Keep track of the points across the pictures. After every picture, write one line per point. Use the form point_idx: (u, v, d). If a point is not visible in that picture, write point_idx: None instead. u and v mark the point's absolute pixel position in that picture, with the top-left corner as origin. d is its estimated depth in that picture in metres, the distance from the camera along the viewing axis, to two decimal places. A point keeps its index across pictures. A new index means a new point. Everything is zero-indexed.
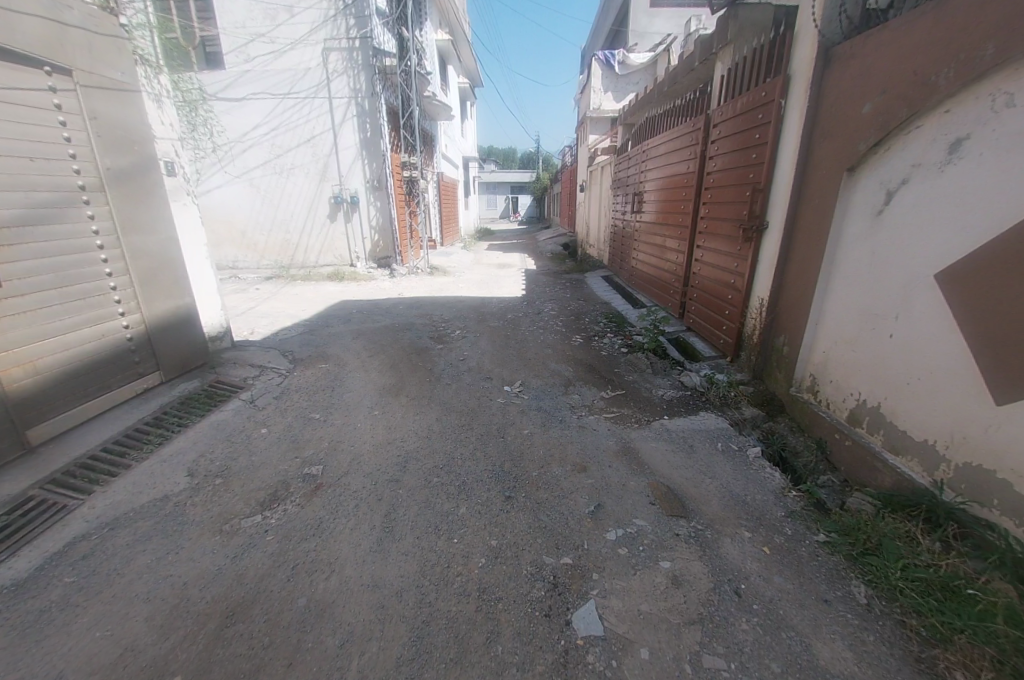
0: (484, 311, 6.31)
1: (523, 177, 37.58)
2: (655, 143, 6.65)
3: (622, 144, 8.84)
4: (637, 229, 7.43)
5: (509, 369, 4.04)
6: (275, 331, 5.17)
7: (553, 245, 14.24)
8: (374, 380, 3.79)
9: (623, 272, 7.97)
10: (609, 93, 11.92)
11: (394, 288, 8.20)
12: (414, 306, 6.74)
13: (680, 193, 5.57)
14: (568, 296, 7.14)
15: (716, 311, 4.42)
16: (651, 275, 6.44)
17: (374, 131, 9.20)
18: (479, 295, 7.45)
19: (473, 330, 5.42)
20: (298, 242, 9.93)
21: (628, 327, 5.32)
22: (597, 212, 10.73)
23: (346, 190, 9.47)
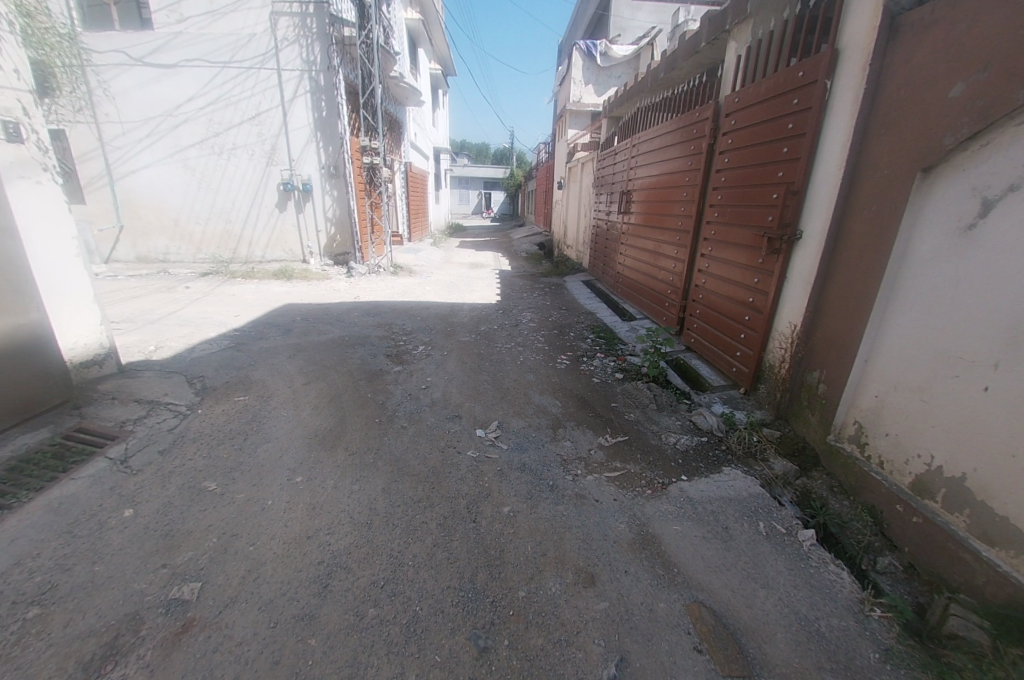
0: (452, 320, 5.45)
1: (496, 172, 36.58)
2: (647, 136, 5.92)
3: (607, 138, 8.10)
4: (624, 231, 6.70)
5: (481, 403, 3.23)
6: (189, 348, 4.16)
7: (529, 244, 13.45)
8: (305, 422, 2.89)
9: (607, 277, 7.23)
10: (590, 85, 11.18)
11: (350, 290, 7.17)
12: (371, 312, 5.81)
13: (677, 192, 4.83)
14: (548, 303, 6.37)
15: (725, 333, 3.67)
16: (639, 283, 5.70)
17: (329, 110, 8.08)
18: (447, 299, 6.61)
19: (439, 345, 4.57)
20: (241, 233, 8.71)
21: (619, 344, 4.58)
22: (577, 211, 9.97)
23: (297, 176, 8.36)
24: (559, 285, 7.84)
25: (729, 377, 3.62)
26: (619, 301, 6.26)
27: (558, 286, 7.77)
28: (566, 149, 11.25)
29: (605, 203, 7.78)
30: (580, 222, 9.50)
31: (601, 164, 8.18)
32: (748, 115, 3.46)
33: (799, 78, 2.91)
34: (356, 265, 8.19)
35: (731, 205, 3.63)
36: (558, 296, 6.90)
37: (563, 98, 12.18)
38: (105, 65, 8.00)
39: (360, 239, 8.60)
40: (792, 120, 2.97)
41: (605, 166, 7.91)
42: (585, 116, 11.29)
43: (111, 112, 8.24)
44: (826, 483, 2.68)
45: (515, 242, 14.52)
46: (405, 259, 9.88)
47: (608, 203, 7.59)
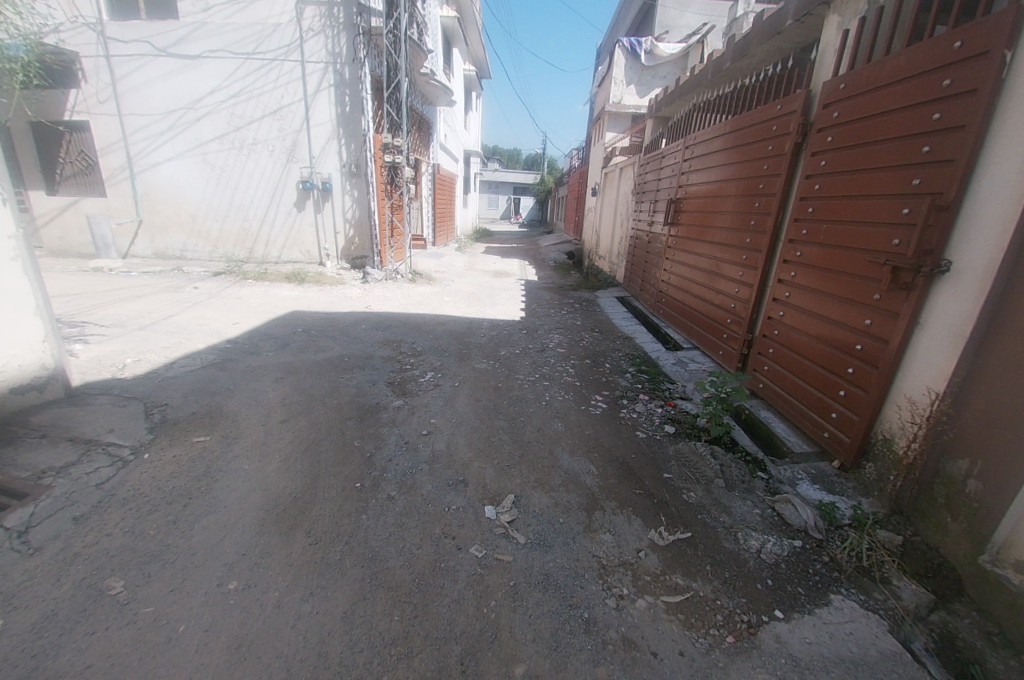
0: (468, 339, 4.75)
1: (526, 178, 36.02)
2: (702, 137, 5.09)
3: (652, 140, 7.26)
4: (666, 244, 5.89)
5: (495, 464, 2.49)
6: (165, 366, 3.60)
7: (558, 252, 12.68)
8: (265, 483, 2.22)
9: (645, 296, 6.37)
10: (631, 86, 10.36)
11: (363, 297, 6.56)
12: (378, 326, 5.15)
13: (741, 203, 4.01)
14: (579, 322, 5.59)
15: (816, 385, 2.84)
16: (687, 306, 4.86)
17: (353, 106, 7.50)
18: (467, 312, 5.90)
19: (449, 372, 3.86)
20: (257, 233, 8.24)
21: (668, 380, 3.79)
22: (613, 221, 9.12)
23: (318, 174, 7.77)
24: (591, 302, 7.03)
25: (823, 444, 2.78)
26: (660, 325, 5.42)
27: (590, 302, 6.96)
28: (603, 153, 10.44)
29: (646, 212, 6.92)
30: (617, 232, 8.64)
31: (643, 170, 7.33)
32: (856, 106, 2.65)
33: (952, 50, 2.09)
34: (373, 270, 7.52)
35: (827, 221, 2.81)
36: (591, 314, 6.11)
37: (601, 100, 11.41)
38: (129, 56, 7.75)
39: (380, 242, 7.93)
40: (936, 107, 2.16)
41: (648, 171, 7.04)
42: (625, 119, 10.47)
43: (133, 104, 7.95)
44: (977, 625, 1.82)
45: (543, 250, 13.76)
46: (426, 266, 9.28)
47: (649, 213, 6.74)
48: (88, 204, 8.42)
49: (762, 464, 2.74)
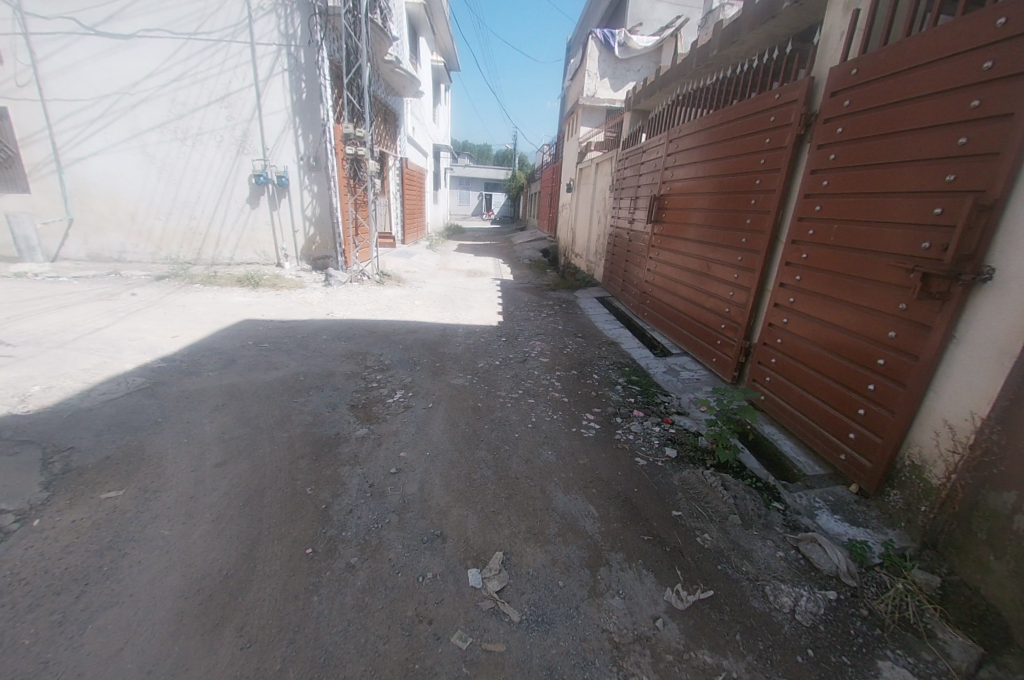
0: (442, 348, 4.30)
1: (497, 173, 35.49)
2: (685, 129, 4.82)
3: (629, 134, 6.95)
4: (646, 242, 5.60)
5: (478, 509, 2.09)
6: (79, 396, 3.02)
7: (532, 250, 12.31)
8: (190, 563, 1.75)
9: (626, 297, 6.08)
10: (605, 79, 10.06)
11: (325, 301, 5.98)
12: (341, 335, 4.63)
13: (730, 199, 3.76)
14: (561, 326, 5.24)
15: (828, 400, 2.60)
16: (673, 310, 4.59)
17: (309, 93, 6.82)
18: (440, 316, 5.44)
19: (421, 387, 3.41)
20: (205, 231, 7.46)
21: (661, 393, 3.48)
22: (589, 218, 8.80)
23: (273, 167, 7.06)
24: (571, 303, 6.69)
25: (838, 465, 2.53)
26: (645, 328, 5.13)
27: (569, 304, 6.63)
28: (577, 149, 10.12)
29: (625, 209, 6.63)
30: (594, 229, 8.32)
31: (621, 166, 7.01)
32: (872, 94, 2.41)
33: (995, 28, 1.87)
34: (335, 272, 6.90)
35: (838, 220, 2.57)
36: (572, 317, 5.76)
37: (574, 94, 11.07)
38: (48, 33, 6.82)
39: (343, 241, 7.30)
40: (974, 93, 1.93)
41: (627, 167, 6.72)
42: (599, 113, 10.17)
43: (56, 88, 7.01)
44: None
45: (517, 247, 13.36)
46: (395, 267, 8.73)
47: (629, 211, 6.45)
48: (4, 200, 7.34)
49: (775, 492, 2.45)
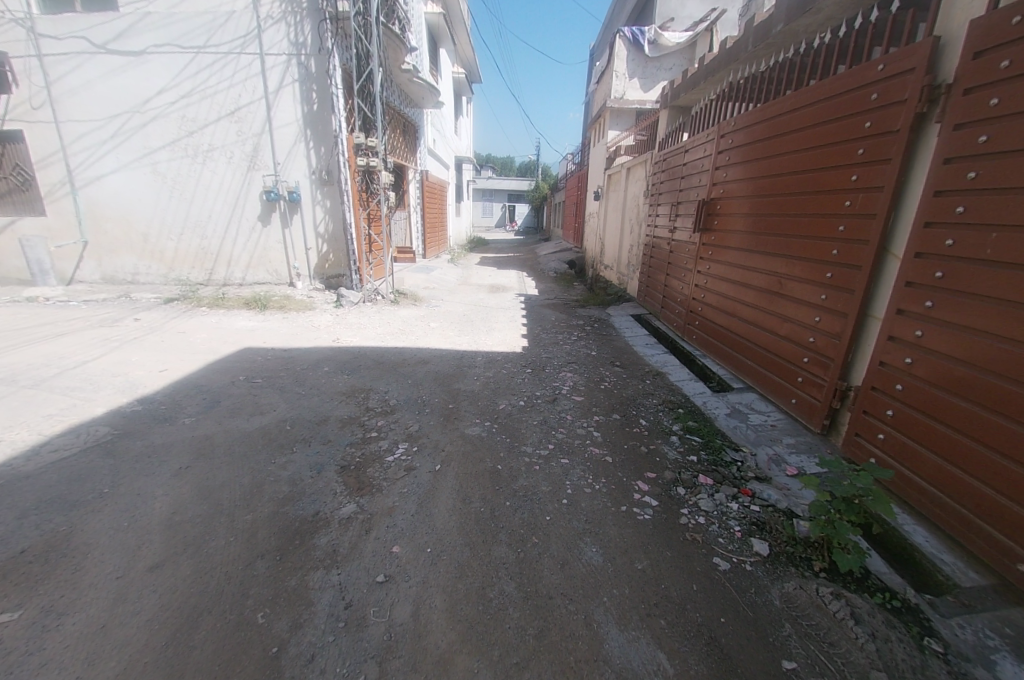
0: (456, 380, 3.67)
1: (520, 185, 35.17)
2: (735, 122, 4.07)
3: (665, 135, 6.21)
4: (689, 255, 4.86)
5: (494, 659, 1.43)
6: (22, 457, 2.52)
7: (558, 262, 11.63)
8: None
9: (668, 316, 5.30)
10: (634, 79, 9.38)
11: (334, 323, 5.42)
12: (343, 365, 4.04)
13: (804, 203, 3.01)
14: (595, 352, 4.53)
15: (993, 481, 1.85)
16: (733, 334, 3.82)
17: (321, 103, 6.35)
18: (459, 339, 4.81)
19: (429, 438, 2.76)
20: (216, 252, 7.11)
21: (731, 449, 2.73)
22: (621, 229, 8.03)
23: (284, 182, 6.56)
24: (605, 321, 5.94)
25: (1013, 576, 1.76)
26: (694, 355, 4.36)
27: (603, 322, 5.89)
28: (605, 154, 9.43)
29: (664, 215, 5.87)
30: (628, 240, 7.54)
31: (659, 171, 6.24)
32: None
33: None
34: (348, 291, 6.32)
35: (1000, 229, 1.84)
36: (607, 339, 5.03)
37: (599, 98, 10.42)
38: (63, 55, 6.72)
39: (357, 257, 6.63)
40: None
41: (666, 169, 5.96)
42: (628, 116, 9.47)
43: (70, 110, 6.90)
44: None
45: (541, 259, 12.69)
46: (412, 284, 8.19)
47: (669, 218, 5.68)
48: (24, 225, 7.31)
49: (922, 618, 1.65)
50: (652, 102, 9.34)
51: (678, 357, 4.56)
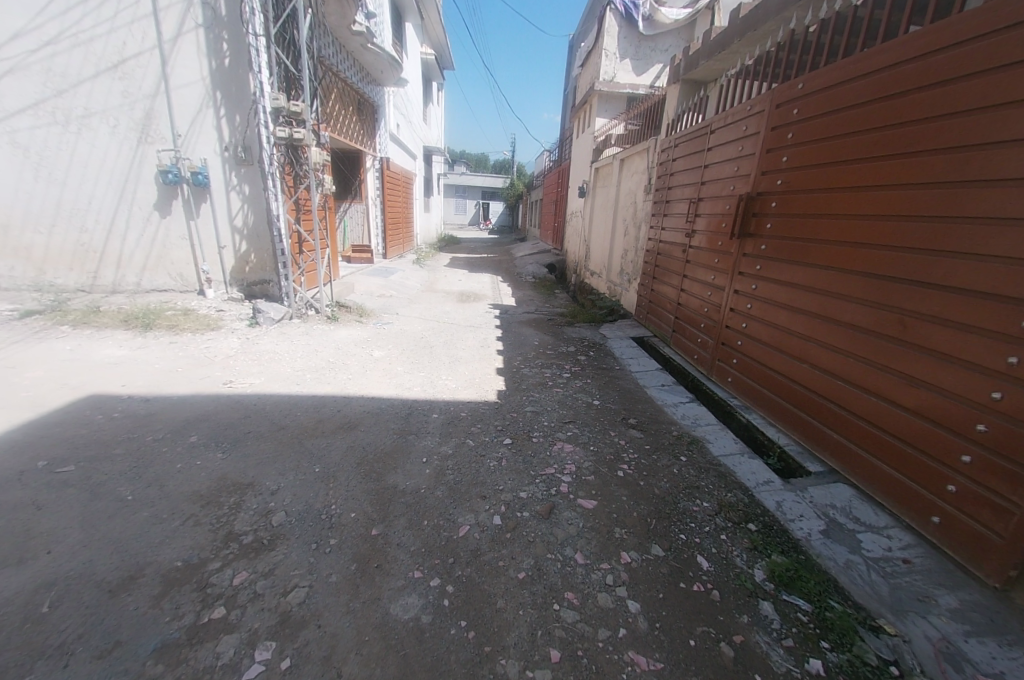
0: (392, 459, 2.32)
1: (494, 182, 33.66)
2: (795, 87, 2.88)
3: (674, 116, 4.89)
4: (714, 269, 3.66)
5: None
6: None
7: (537, 266, 10.31)
8: None
9: (679, 342, 4.14)
10: (626, 62, 8.07)
11: (238, 350, 3.92)
12: (221, 433, 2.60)
13: (965, 205, 1.88)
14: (599, 396, 3.26)
15: None
16: (798, 386, 2.71)
17: (235, 59, 4.83)
18: (410, 376, 3.41)
19: (318, 631, 1.43)
20: (102, 250, 5.34)
21: (867, 631, 1.53)
22: (613, 230, 6.77)
23: (188, 160, 4.98)
24: (602, 342, 4.68)
25: None
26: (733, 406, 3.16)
27: (600, 344, 4.63)
28: (592, 145, 8.15)
29: (670, 214, 4.66)
30: (623, 243, 6.29)
31: (665, 159, 4.98)
32: None
33: None
34: (266, 306, 4.66)
35: None
36: (609, 372, 3.79)
37: (584, 83, 9.09)
38: None
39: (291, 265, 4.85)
40: None
41: (675, 158, 4.72)
42: (619, 102, 8.18)
43: None
44: None
45: (518, 262, 11.32)
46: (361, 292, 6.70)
47: (678, 218, 4.48)
48: None
49: None
50: (645, 89, 8.06)
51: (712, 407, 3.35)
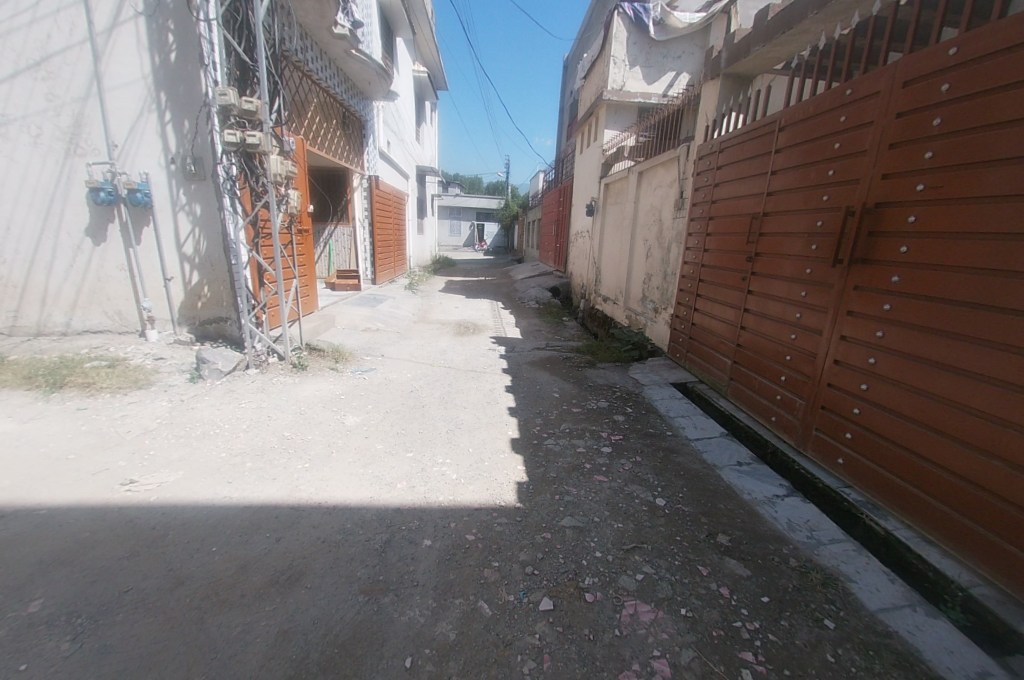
0: (357, 659, 1.33)
1: (489, 202, 33.16)
2: (946, 52, 1.96)
3: (712, 120, 3.96)
4: (798, 307, 2.68)
5: None
6: None
7: (540, 289, 9.40)
8: None
9: (742, 394, 3.18)
10: (636, 68, 7.26)
11: (166, 419, 2.92)
12: (82, 594, 1.60)
13: None
14: (662, 489, 2.27)
15: None
16: (998, 503, 1.71)
17: (183, 53, 3.97)
18: (394, 460, 2.41)
19: None
20: (20, 285, 4.34)
21: None
22: (632, 251, 5.83)
23: (125, 175, 4.07)
24: (639, 390, 3.70)
25: None
26: (862, 513, 2.14)
27: (637, 392, 3.65)
28: (601, 159, 7.30)
29: (713, 230, 3.72)
30: (647, 266, 5.34)
31: (700, 166, 4.03)
32: None
33: None
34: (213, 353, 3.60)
35: None
36: (663, 440, 2.81)
37: (590, 95, 8.32)
38: None
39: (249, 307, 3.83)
40: None
41: (715, 162, 3.78)
42: (629, 112, 7.26)
43: None
44: None
45: (519, 285, 10.42)
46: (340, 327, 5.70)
47: (726, 236, 3.54)
48: None
49: None
50: (659, 98, 7.27)
51: (822, 509, 2.33)
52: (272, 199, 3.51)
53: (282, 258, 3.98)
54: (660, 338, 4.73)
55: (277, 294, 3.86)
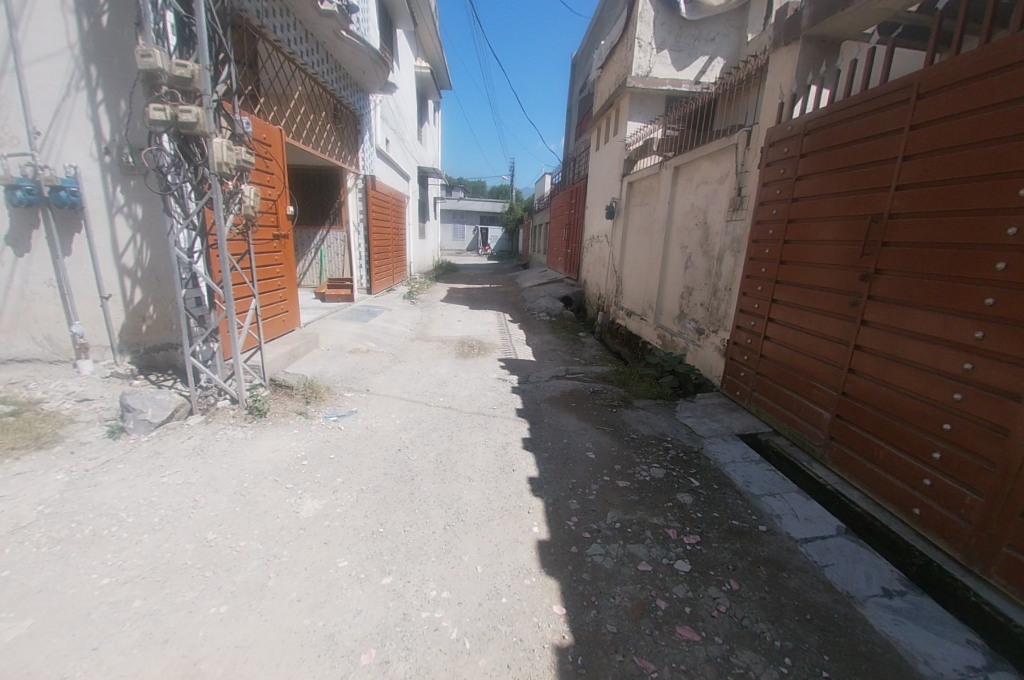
0: None
1: (493, 205, 32.39)
2: None
3: (786, 95, 3.08)
4: (971, 356, 1.84)
5: None
6: None
7: (551, 299, 8.53)
8: None
9: (854, 465, 2.34)
10: (664, 52, 6.39)
11: (51, 504, 2.03)
12: None
13: None
14: (789, 659, 1.41)
15: None
16: None
17: (120, 18, 3.23)
18: (361, 594, 1.56)
19: None
20: None
21: None
22: (663, 259, 4.92)
23: (46, 170, 3.18)
24: (698, 445, 2.81)
25: None
26: None
27: (697, 448, 2.77)
28: (624, 155, 6.42)
29: (790, 239, 2.87)
30: (685, 278, 4.44)
31: (767, 155, 3.15)
32: None
33: None
34: (140, 395, 2.71)
35: None
36: (757, 544, 1.95)
37: (608, 85, 7.45)
38: None
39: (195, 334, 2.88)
40: None
41: (792, 151, 2.92)
42: (656, 102, 6.38)
43: None
44: None
45: (527, 294, 9.57)
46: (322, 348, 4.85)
47: (812, 247, 2.69)
48: None
49: None
50: (690, 85, 6.39)
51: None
52: (216, 197, 2.56)
53: (238, 269, 2.99)
54: (710, 367, 3.81)
55: (228, 316, 2.88)
